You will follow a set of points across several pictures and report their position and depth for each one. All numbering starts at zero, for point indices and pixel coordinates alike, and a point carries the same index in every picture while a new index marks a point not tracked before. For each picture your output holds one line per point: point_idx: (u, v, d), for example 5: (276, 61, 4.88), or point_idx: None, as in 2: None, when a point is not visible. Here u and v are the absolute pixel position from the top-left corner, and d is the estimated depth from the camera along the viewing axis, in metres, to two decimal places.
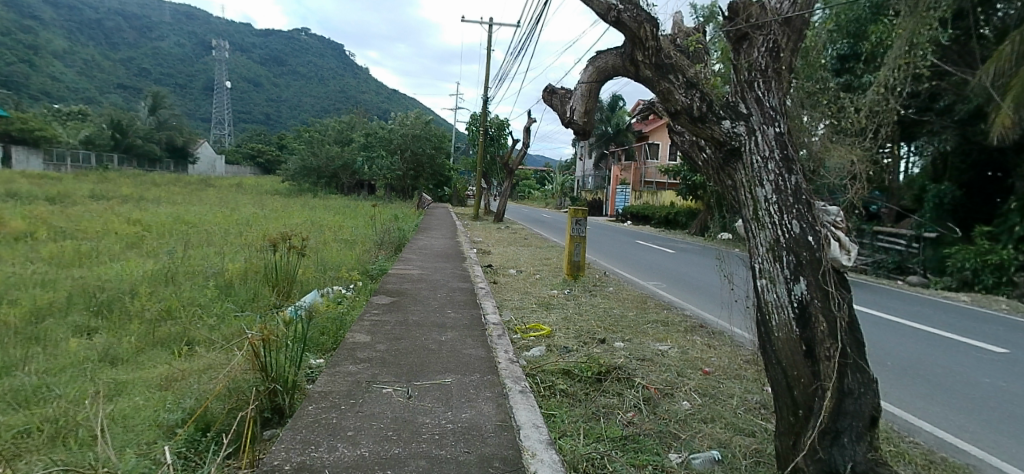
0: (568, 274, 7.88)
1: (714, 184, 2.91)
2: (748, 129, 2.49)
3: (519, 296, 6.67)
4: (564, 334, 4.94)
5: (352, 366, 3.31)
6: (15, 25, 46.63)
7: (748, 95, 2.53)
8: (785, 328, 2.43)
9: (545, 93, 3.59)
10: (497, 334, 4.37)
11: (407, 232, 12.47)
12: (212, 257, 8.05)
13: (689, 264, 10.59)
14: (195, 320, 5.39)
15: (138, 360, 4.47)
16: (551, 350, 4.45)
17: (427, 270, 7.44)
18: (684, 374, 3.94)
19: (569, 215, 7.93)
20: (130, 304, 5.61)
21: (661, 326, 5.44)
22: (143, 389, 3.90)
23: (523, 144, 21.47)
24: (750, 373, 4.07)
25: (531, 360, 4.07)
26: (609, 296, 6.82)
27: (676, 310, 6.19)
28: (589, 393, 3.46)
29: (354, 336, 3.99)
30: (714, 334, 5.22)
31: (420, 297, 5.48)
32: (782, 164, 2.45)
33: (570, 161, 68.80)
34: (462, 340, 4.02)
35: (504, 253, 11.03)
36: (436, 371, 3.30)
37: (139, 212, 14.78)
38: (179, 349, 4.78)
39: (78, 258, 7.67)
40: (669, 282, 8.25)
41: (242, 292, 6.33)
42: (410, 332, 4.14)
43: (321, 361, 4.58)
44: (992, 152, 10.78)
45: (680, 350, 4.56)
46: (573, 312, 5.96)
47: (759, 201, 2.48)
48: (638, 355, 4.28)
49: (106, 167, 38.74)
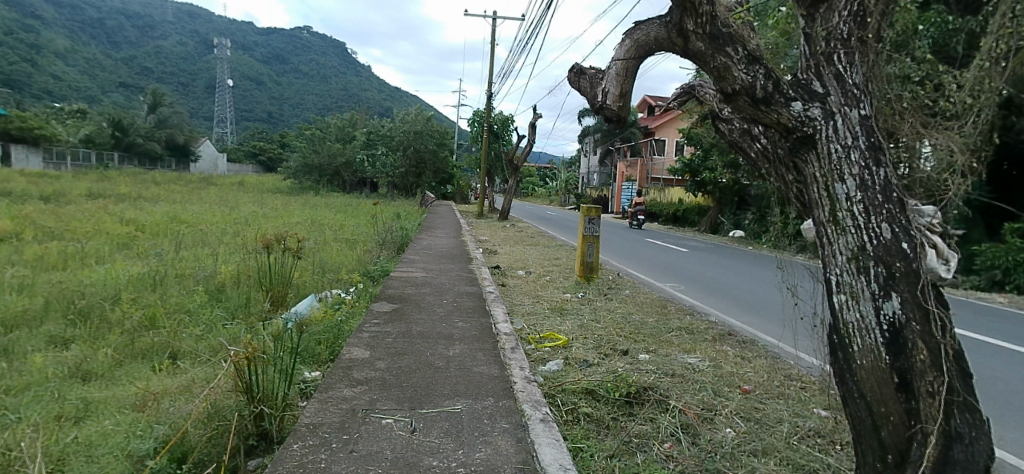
0: (579, 275, 7.44)
1: (773, 179, 2.49)
2: (825, 112, 2.06)
3: (529, 301, 6.24)
4: (582, 345, 4.51)
5: (348, 389, 2.88)
6: (16, 25, 46.66)
7: (825, 72, 2.11)
8: (870, 356, 1.98)
9: (571, 74, 3.16)
10: (510, 347, 3.92)
11: (410, 231, 12.04)
12: (205, 259, 7.64)
13: (708, 264, 10.11)
14: (181, 328, 4.97)
15: (114, 376, 4.07)
16: (569, 364, 4.02)
17: (432, 272, 7.02)
18: (722, 393, 3.50)
19: (581, 213, 7.51)
20: (110, 311, 5.19)
21: (685, 335, 5.01)
22: (116, 409, 3.48)
23: (528, 140, 21.02)
24: (795, 393, 3.64)
25: (548, 377, 3.64)
26: (625, 300, 6.38)
27: (698, 316, 5.74)
28: (618, 418, 3.03)
29: (351, 351, 3.55)
30: (744, 343, 4.79)
31: (424, 304, 5.04)
32: (867, 154, 2.02)
33: (575, 158, 68.46)
34: (472, 355, 3.59)
35: (511, 253, 10.59)
36: (443, 396, 2.85)
37: (135, 211, 14.42)
38: (159, 363, 4.35)
39: (61, 261, 7.27)
40: (688, 284, 7.79)
41: (233, 298, 5.92)
42: (414, 346, 3.71)
43: (317, 376, 4.16)
44: (1014, 147, 10.19)
45: (711, 364, 4.14)
46: (588, 318, 5.52)
47: (839, 199, 2.05)
48: (666, 370, 3.85)
49: (106, 166, 38.54)
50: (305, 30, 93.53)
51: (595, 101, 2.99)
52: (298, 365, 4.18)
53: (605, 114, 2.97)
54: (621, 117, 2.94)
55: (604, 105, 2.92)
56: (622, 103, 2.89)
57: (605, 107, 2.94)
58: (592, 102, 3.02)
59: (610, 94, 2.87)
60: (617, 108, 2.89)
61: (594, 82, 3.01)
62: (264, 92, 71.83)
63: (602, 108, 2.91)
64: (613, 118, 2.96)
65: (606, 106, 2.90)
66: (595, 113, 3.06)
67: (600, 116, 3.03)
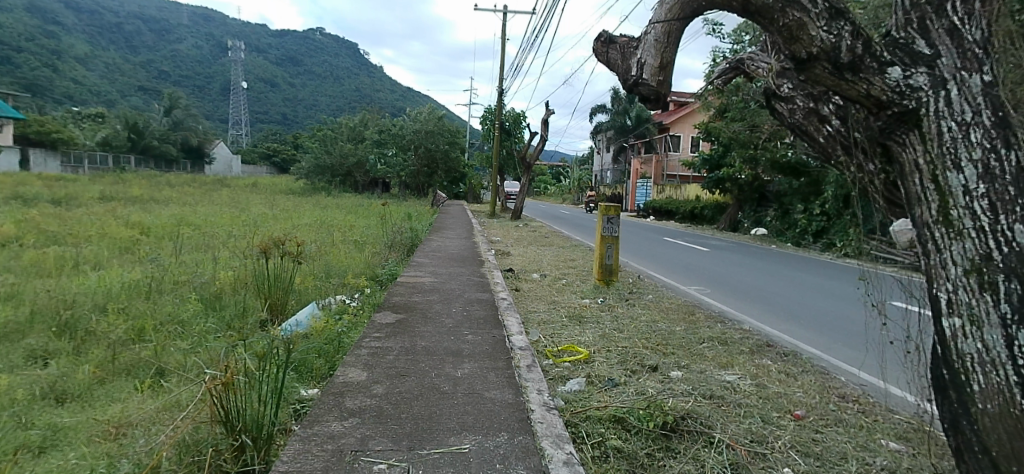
0: (598, 279, 6.97)
1: (851, 169, 2.02)
2: (934, 80, 1.61)
3: (546, 308, 5.78)
4: (605, 359, 4.07)
5: (337, 424, 2.45)
6: (38, 31, 47.56)
7: (935, 28, 1.66)
8: (996, 400, 1.47)
9: (600, 42, 2.69)
10: (526, 365, 3.47)
11: (420, 233, 11.64)
12: (204, 264, 7.32)
13: (732, 265, 9.61)
14: (170, 341, 4.62)
15: (92, 396, 3.72)
16: (593, 384, 3.57)
17: (441, 276, 6.61)
18: (773, 421, 3.02)
19: (600, 212, 7.04)
20: (97, 322, 4.85)
21: (719, 346, 4.54)
22: (86, 435, 3.11)
23: (540, 137, 20.55)
24: (855, 420, 3.16)
25: (568, 399, 3.22)
26: (649, 306, 5.91)
27: (730, 324, 5.25)
28: (654, 454, 2.57)
29: (346, 373, 3.12)
30: (786, 355, 4.29)
31: (431, 314, 4.60)
32: (995, 133, 1.53)
33: (587, 155, 68.05)
34: (483, 377, 3.14)
35: (524, 254, 10.14)
36: (447, 431, 2.42)
37: (144, 214, 14.21)
38: (142, 382, 3.99)
39: (56, 267, 6.97)
40: (714, 287, 7.30)
41: (229, 307, 5.55)
42: (418, 366, 3.27)
43: (314, 394, 3.77)
44: None
45: (754, 382, 3.66)
46: (610, 328, 5.05)
47: (954, 192, 1.55)
48: (703, 391, 3.41)
49: (123, 168, 38.92)
50: (317, 31, 93.81)
51: (628, 75, 2.54)
52: (293, 383, 3.79)
53: (641, 91, 2.51)
54: (660, 94, 2.49)
55: (639, 80, 2.47)
56: (662, 76, 2.44)
57: (642, 83, 2.49)
58: (623, 78, 2.57)
59: (647, 66, 2.43)
60: (656, 83, 2.43)
61: (627, 52, 2.58)
62: (277, 94, 72.27)
63: (637, 84, 2.47)
64: (651, 96, 2.50)
65: (641, 81, 2.46)
66: (627, 91, 2.61)
67: (634, 95, 2.58)
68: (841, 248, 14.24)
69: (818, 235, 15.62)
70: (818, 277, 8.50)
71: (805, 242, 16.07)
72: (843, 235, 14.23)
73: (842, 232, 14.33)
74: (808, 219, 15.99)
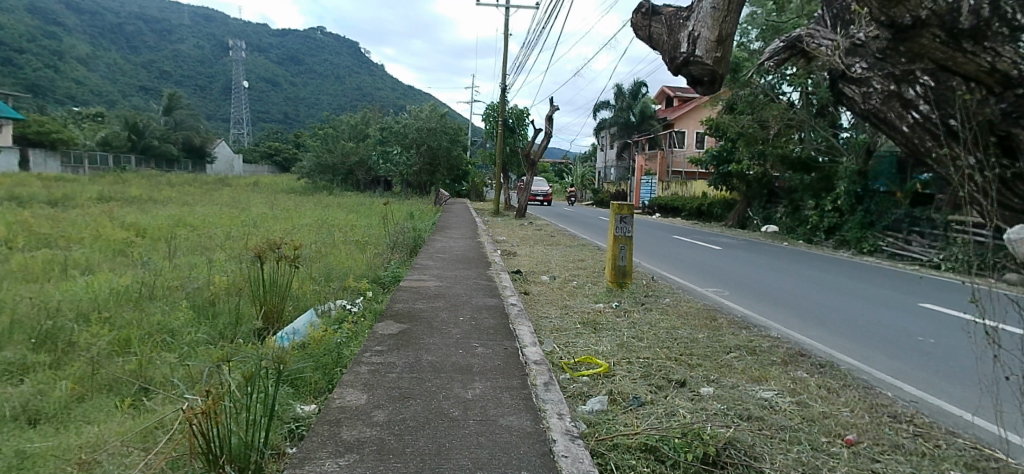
0: (611, 281, 6.61)
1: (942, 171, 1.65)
2: None
3: (557, 314, 5.44)
4: (627, 372, 3.74)
5: (333, 463, 2.11)
6: (39, 32, 47.53)
7: None
8: None
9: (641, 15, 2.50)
10: (543, 383, 3.13)
11: (423, 232, 11.30)
12: (198, 267, 7.01)
13: (748, 265, 9.29)
14: (158, 353, 4.29)
15: (67, 418, 3.40)
16: (616, 403, 3.23)
17: (446, 280, 6.29)
18: (822, 448, 2.69)
19: (612, 211, 6.65)
20: (79, 332, 4.53)
21: (748, 356, 4.22)
22: (56, 463, 2.78)
23: (545, 133, 20.20)
24: (916, 445, 2.80)
25: (591, 422, 2.88)
26: (666, 311, 5.56)
27: (755, 330, 4.94)
28: None
29: (343, 395, 2.78)
30: (822, 367, 3.99)
31: (436, 323, 4.27)
32: None
33: (590, 152, 67.84)
34: (496, 399, 2.81)
35: (531, 254, 9.79)
36: (457, 470, 2.07)
37: (141, 214, 13.93)
38: (122, 400, 3.66)
39: (42, 271, 6.67)
40: (733, 290, 6.98)
41: (223, 314, 5.23)
42: (423, 386, 2.93)
43: (314, 410, 3.45)
44: None
45: (794, 400, 3.32)
46: (628, 336, 4.70)
47: None
48: (741, 412, 3.08)
49: (124, 168, 38.77)
50: (318, 29, 93.50)
51: (675, 54, 2.33)
52: (290, 400, 3.47)
53: (693, 71, 2.30)
54: (715, 76, 2.27)
55: (691, 58, 2.26)
56: (718, 53, 2.20)
57: (693, 62, 2.27)
58: (670, 55, 2.36)
59: (702, 41, 2.20)
60: (712, 61, 2.20)
61: (675, 26, 2.36)
62: (279, 93, 72.05)
63: (689, 62, 2.26)
64: (704, 75, 2.27)
65: (694, 59, 2.25)
66: (674, 72, 2.40)
67: (683, 76, 2.38)
68: (855, 245, 13.88)
69: (830, 231, 15.23)
70: (840, 278, 8.17)
71: (817, 238, 15.69)
72: (857, 232, 13.88)
73: (856, 229, 13.97)
74: (820, 215, 15.59)
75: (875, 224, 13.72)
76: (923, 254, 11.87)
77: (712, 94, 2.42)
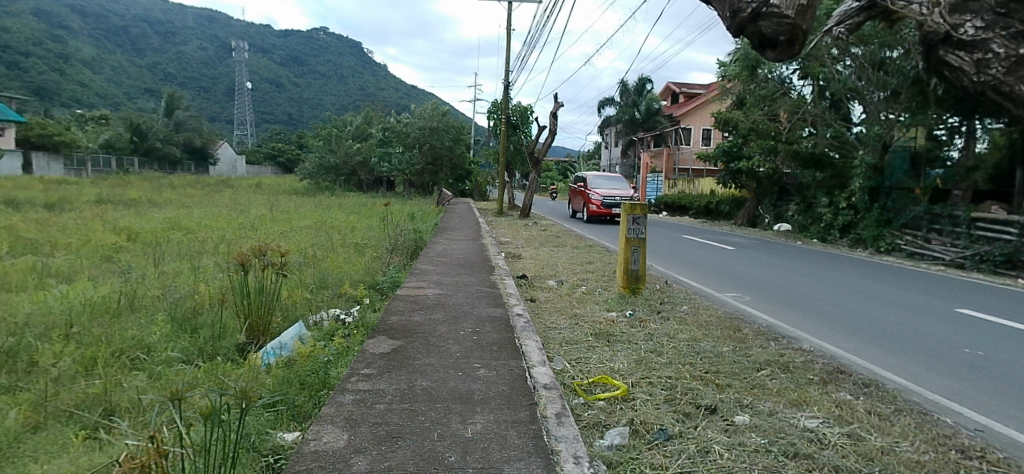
0: (623, 287, 6.19)
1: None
2: None
3: (566, 324, 5.01)
4: (647, 396, 3.31)
5: None
6: (46, 35, 47.72)
7: None
8: None
9: None
10: (554, 415, 2.70)
11: (424, 235, 10.89)
12: (183, 274, 6.61)
13: (767, 267, 8.83)
14: (126, 375, 3.87)
15: (8, 451, 2.93)
16: (639, 436, 2.81)
17: (447, 287, 5.89)
18: None
19: (624, 210, 6.21)
20: (41, 351, 4.10)
21: (781, 374, 3.78)
22: None
23: (550, 131, 19.77)
24: None
25: (612, 463, 2.44)
26: (684, 320, 5.11)
27: (784, 342, 4.50)
28: None
29: (319, 435, 2.36)
30: (866, 388, 3.55)
31: (432, 339, 3.83)
32: None
33: (595, 150, 67.38)
34: (500, 438, 2.38)
35: (537, 257, 9.36)
36: None
37: (135, 217, 13.56)
38: (80, 431, 3.21)
39: (18, 280, 6.27)
40: (753, 294, 6.54)
41: (204, 328, 4.82)
42: (414, 422, 2.51)
43: (298, 436, 2.97)
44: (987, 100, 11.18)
45: (845, 432, 2.87)
46: (646, 350, 4.27)
47: None
48: (786, 449, 2.64)
49: (126, 170, 38.56)
50: (321, 30, 93.46)
51: (744, 5, 2.61)
52: (270, 426, 3.00)
53: (764, 25, 2.62)
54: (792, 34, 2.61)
55: (763, 7, 2.56)
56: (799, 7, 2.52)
57: (764, 12, 2.58)
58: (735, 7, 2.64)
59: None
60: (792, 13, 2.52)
61: None
62: (282, 94, 71.90)
63: (762, 13, 2.57)
64: (776, 29, 2.60)
65: (767, 9, 2.55)
66: (737, 23, 2.69)
67: (752, 32, 2.69)
68: (871, 244, 13.34)
69: (845, 229, 14.68)
70: (867, 280, 7.69)
71: (831, 237, 15.14)
72: (874, 230, 13.37)
73: (872, 226, 13.40)
74: (834, 213, 15.05)
75: (893, 222, 13.18)
76: (945, 253, 11.30)
77: (785, 56, 2.72)
